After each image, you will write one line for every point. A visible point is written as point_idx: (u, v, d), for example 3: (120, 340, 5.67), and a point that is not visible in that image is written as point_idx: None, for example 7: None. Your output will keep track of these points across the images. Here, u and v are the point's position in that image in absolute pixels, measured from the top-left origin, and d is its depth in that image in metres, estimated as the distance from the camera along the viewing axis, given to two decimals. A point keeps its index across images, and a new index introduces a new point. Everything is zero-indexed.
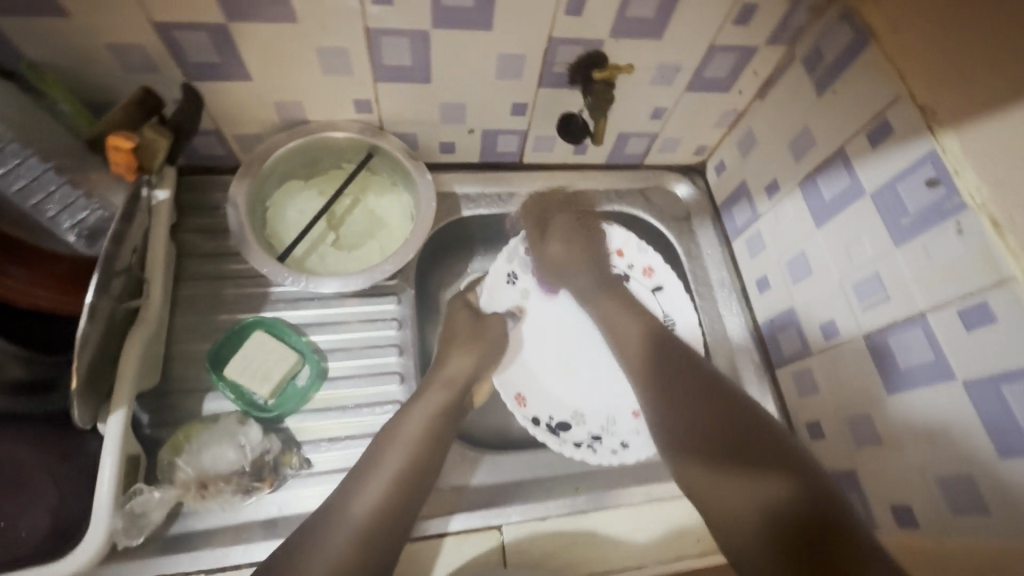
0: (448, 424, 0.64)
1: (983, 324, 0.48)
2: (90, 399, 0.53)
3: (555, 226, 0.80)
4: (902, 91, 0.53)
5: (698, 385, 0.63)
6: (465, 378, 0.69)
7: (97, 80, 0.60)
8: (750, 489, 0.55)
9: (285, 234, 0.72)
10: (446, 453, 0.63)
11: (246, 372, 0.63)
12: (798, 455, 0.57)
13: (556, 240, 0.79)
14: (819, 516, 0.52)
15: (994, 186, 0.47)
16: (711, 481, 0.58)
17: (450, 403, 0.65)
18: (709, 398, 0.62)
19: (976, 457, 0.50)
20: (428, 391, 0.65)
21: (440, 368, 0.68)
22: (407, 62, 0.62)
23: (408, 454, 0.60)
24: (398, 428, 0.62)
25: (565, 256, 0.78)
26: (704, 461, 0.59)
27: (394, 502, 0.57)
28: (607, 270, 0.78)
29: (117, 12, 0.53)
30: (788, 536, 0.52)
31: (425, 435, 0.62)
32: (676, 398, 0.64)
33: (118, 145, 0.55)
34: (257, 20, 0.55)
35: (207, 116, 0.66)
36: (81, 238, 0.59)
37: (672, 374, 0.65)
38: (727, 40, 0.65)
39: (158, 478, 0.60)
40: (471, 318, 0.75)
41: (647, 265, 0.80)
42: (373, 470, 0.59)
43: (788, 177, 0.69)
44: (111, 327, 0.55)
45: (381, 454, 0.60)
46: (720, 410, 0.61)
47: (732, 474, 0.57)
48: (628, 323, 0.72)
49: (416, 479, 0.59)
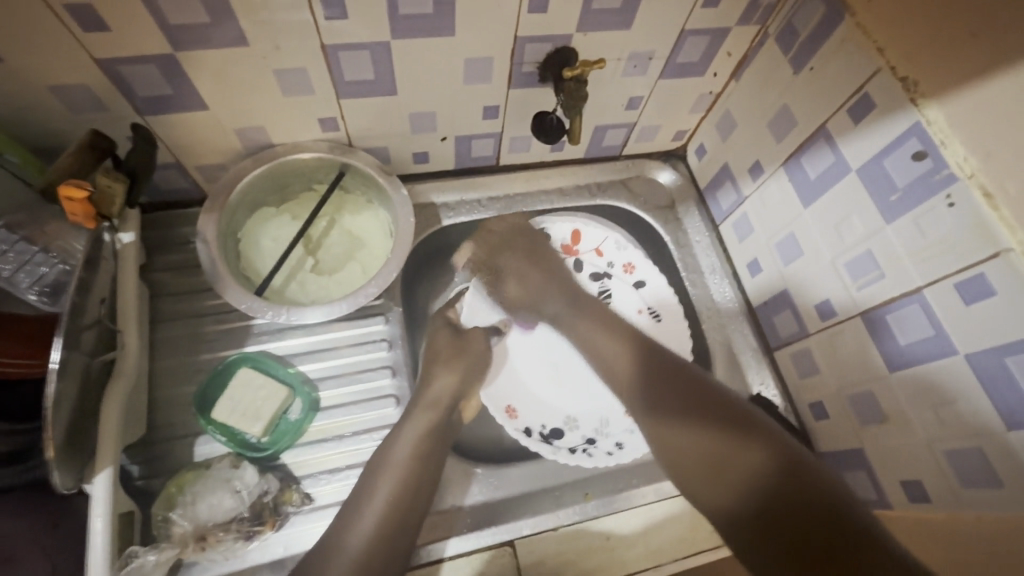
0: (439, 442, 0.63)
1: (981, 297, 0.47)
2: (72, 461, 0.51)
3: (507, 268, 0.72)
4: (881, 64, 0.52)
5: (677, 378, 0.61)
6: (451, 395, 0.66)
7: (44, 124, 0.57)
8: (740, 467, 0.54)
9: (261, 264, 0.69)
10: (439, 469, 0.62)
11: (236, 413, 0.61)
12: (775, 436, 0.56)
13: (513, 278, 0.72)
14: (807, 498, 0.51)
15: (984, 155, 0.46)
16: (698, 469, 0.57)
17: (437, 422, 0.63)
18: (688, 391, 0.60)
19: (984, 430, 0.49)
20: (413, 413, 0.63)
21: (423, 390, 0.65)
22: (369, 75, 0.60)
23: (399, 479, 0.58)
24: (386, 452, 0.60)
25: (523, 291, 0.72)
26: (689, 449, 0.58)
27: (391, 530, 0.56)
28: (573, 288, 0.72)
29: (55, 51, 0.50)
30: (781, 514, 0.51)
31: (414, 457, 0.60)
32: (654, 394, 0.62)
33: (72, 196, 0.53)
34: (206, 46, 0.53)
35: (166, 151, 0.63)
36: (43, 295, 0.57)
37: (650, 369, 0.63)
38: (697, 24, 0.63)
39: (154, 536, 0.58)
40: (451, 335, 0.71)
41: (627, 262, 0.79)
42: (366, 499, 0.57)
43: (770, 157, 0.68)
44: (87, 382, 0.53)
45: (371, 482, 0.58)
46: (699, 401, 0.59)
47: (716, 467, 0.56)
48: (603, 339, 0.67)
49: (411, 503, 0.58)
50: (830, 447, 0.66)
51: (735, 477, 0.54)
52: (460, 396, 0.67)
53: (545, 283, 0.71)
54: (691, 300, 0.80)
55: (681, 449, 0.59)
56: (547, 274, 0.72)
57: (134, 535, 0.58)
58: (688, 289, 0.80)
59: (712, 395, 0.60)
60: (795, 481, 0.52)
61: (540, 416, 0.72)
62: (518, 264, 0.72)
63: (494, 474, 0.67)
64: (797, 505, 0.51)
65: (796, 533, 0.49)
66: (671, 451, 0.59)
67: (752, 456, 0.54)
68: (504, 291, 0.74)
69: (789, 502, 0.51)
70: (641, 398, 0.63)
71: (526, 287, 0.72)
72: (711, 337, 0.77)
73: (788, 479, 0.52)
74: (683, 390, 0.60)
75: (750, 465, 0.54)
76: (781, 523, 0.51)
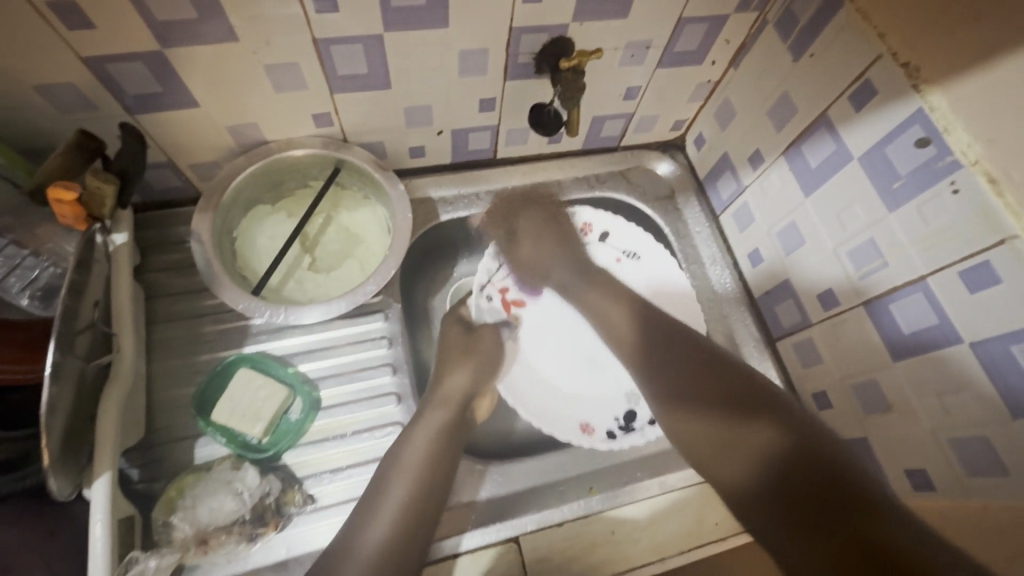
0: (451, 443, 0.62)
1: (986, 286, 0.47)
2: (69, 467, 0.50)
3: (523, 228, 0.75)
4: (882, 50, 0.51)
5: (693, 355, 0.61)
6: (461, 394, 0.66)
7: (31, 125, 0.56)
8: (753, 443, 0.54)
9: (257, 263, 0.68)
10: (453, 471, 0.61)
11: (236, 414, 0.60)
12: (790, 412, 0.55)
13: (528, 240, 0.74)
14: (827, 472, 0.49)
15: (987, 142, 0.45)
16: (714, 448, 0.57)
17: (450, 422, 0.63)
18: (704, 369, 0.60)
19: (990, 418, 0.49)
20: (424, 412, 0.63)
21: (436, 387, 0.66)
22: (363, 69, 0.59)
23: (412, 482, 0.58)
24: (398, 456, 0.60)
25: (536, 256, 0.74)
26: (704, 428, 0.58)
27: (406, 531, 0.56)
28: (583, 258, 0.74)
29: (38, 50, 0.49)
30: (800, 493, 0.50)
31: (427, 459, 0.60)
32: (668, 374, 0.62)
33: (61, 198, 0.52)
34: (195, 42, 0.51)
35: (157, 150, 0.62)
36: (35, 299, 0.56)
37: (661, 350, 0.63)
38: (696, 11, 0.62)
39: (155, 540, 0.58)
40: (463, 332, 0.72)
41: (585, 223, 0.77)
42: (378, 504, 0.57)
43: (771, 146, 0.67)
44: (82, 387, 0.52)
45: (384, 487, 0.58)
46: (712, 381, 0.59)
47: (730, 444, 0.56)
48: (611, 305, 0.69)
49: (424, 502, 0.58)
50: None
51: (750, 451, 0.54)
52: (473, 394, 0.67)
53: (560, 249, 0.74)
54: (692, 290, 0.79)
55: (694, 427, 0.59)
56: (562, 245, 0.74)
57: (135, 539, 0.57)
58: (689, 280, 0.79)
59: (728, 373, 0.59)
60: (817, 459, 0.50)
61: (568, 408, 0.71)
62: (535, 228, 0.74)
63: (499, 469, 0.67)
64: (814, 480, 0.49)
65: (808, 506, 0.49)
66: (684, 429, 0.60)
67: (767, 432, 0.54)
68: (516, 251, 0.75)
69: (806, 478, 0.50)
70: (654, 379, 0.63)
71: (540, 248, 0.74)
72: (713, 329, 0.76)
73: (800, 454, 0.51)
74: (697, 368, 0.60)
75: (765, 441, 0.54)
76: (801, 496, 0.49)
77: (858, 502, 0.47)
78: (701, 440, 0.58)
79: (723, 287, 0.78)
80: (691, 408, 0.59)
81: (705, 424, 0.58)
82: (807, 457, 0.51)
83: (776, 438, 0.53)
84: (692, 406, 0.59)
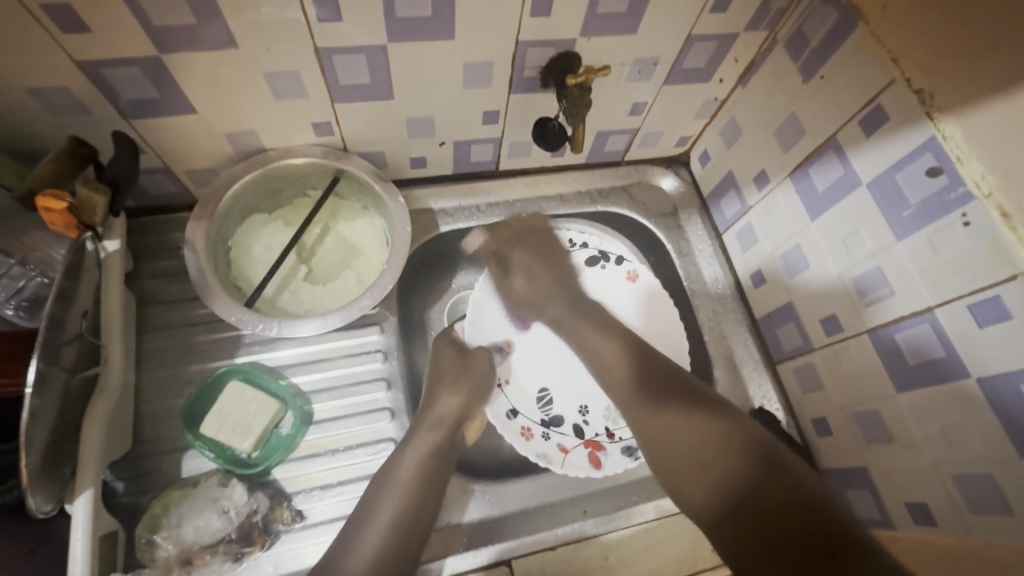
0: (440, 464, 0.61)
1: (997, 321, 0.46)
2: (49, 482, 0.49)
3: (517, 260, 0.75)
4: (896, 75, 0.50)
5: (665, 381, 0.63)
6: (455, 414, 0.65)
7: (22, 128, 0.55)
8: (719, 441, 0.57)
9: (253, 274, 0.67)
10: (440, 492, 0.60)
11: (224, 429, 0.59)
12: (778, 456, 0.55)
13: (521, 273, 0.75)
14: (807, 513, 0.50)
15: (1002, 175, 0.44)
16: (687, 452, 0.58)
17: (441, 444, 0.62)
18: (677, 395, 0.61)
19: (995, 456, 0.48)
20: (417, 433, 0.62)
21: (428, 409, 0.64)
22: (365, 79, 0.58)
23: (399, 504, 0.57)
24: (388, 474, 0.59)
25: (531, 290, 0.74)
26: (676, 430, 0.59)
27: (393, 547, 0.55)
28: (577, 293, 0.75)
29: (32, 53, 0.47)
30: (788, 531, 0.49)
31: (416, 479, 0.59)
32: (651, 395, 0.63)
33: (50, 207, 0.52)
34: (192, 49, 0.50)
35: (151, 156, 0.61)
36: (21, 308, 0.56)
37: (646, 376, 0.64)
38: (705, 29, 0.61)
39: (137, 558, 0.57)
40: (456, 354, 0.71)
41: (631, 269, 0.76)
42: (369, 522, 0.56)
43: (776, 168, 0.66)
44: (66, 402, 0.51)
45: (372, 505, 0.57)
46: (676, 387, 0.62)
47: (701, 458, 0.57)
48: (602, 342, 0.69)
49: (412, 523, 0.57)
50: (833, 464, 0.65)
51: (711, 485, 0.56)
52: (465, 416, 0.66)
53: (552, 285, 0.74)
54: (692, 308, 0.78)
55: (674, 436, 0.59)
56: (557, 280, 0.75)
57: (117, 559, 0.56)
58: (695, 302, 0.78)
59: (699, 397, 0.61)
60: (794, 504, 0.50)
61: (545, 433, 0.70)
62: (529, 260, 0.75)
63: (493, 490, 0.65)
64: (783, 530, 0.50)
65: (786, 546, 0.49)
66: (652, 445, 0.61)
67: (732, 460, 0.55)
68: (511, 287, 0.75)
69: (773, 526, 0.50)
70: (637, 396, 0.64)
71: (534, 284, 0.74)
72: (712, 349, 0.75)
73: (787, 497, 0.51)
74: (673, 393, 0.62)
75: (721, 479, 0.55)
76: (785, 529, 0.50)
77: (842, 543, 0.47)
78: (671, 439, 0.59)
79: (724, 307, 0.77)
80: (666, 430, 0.60)
81: (675, 415, 0.60)
82: (786, 492, 0.51)
83: (741, 472, 0.54)
84: (669, 429, 0.60)
